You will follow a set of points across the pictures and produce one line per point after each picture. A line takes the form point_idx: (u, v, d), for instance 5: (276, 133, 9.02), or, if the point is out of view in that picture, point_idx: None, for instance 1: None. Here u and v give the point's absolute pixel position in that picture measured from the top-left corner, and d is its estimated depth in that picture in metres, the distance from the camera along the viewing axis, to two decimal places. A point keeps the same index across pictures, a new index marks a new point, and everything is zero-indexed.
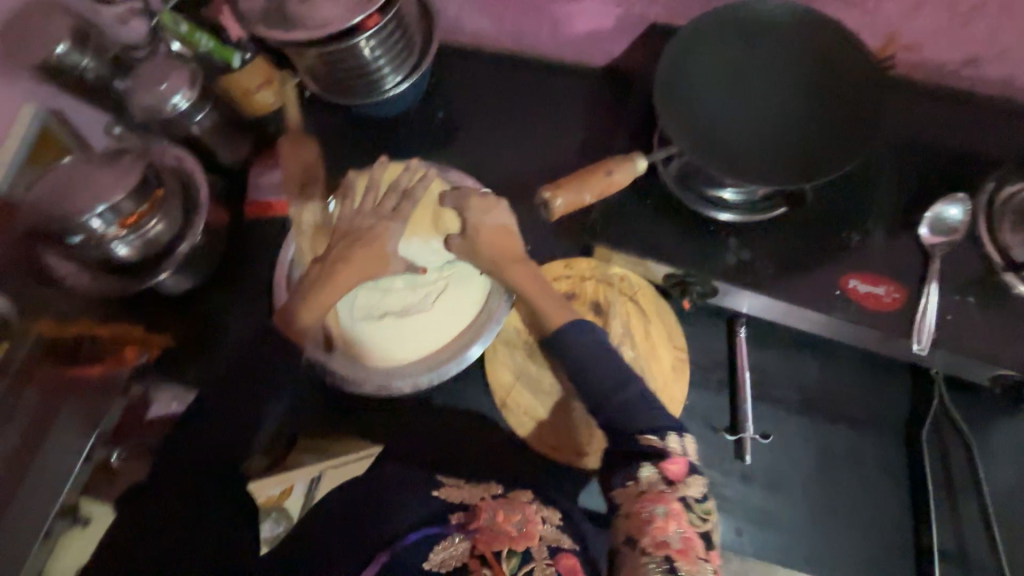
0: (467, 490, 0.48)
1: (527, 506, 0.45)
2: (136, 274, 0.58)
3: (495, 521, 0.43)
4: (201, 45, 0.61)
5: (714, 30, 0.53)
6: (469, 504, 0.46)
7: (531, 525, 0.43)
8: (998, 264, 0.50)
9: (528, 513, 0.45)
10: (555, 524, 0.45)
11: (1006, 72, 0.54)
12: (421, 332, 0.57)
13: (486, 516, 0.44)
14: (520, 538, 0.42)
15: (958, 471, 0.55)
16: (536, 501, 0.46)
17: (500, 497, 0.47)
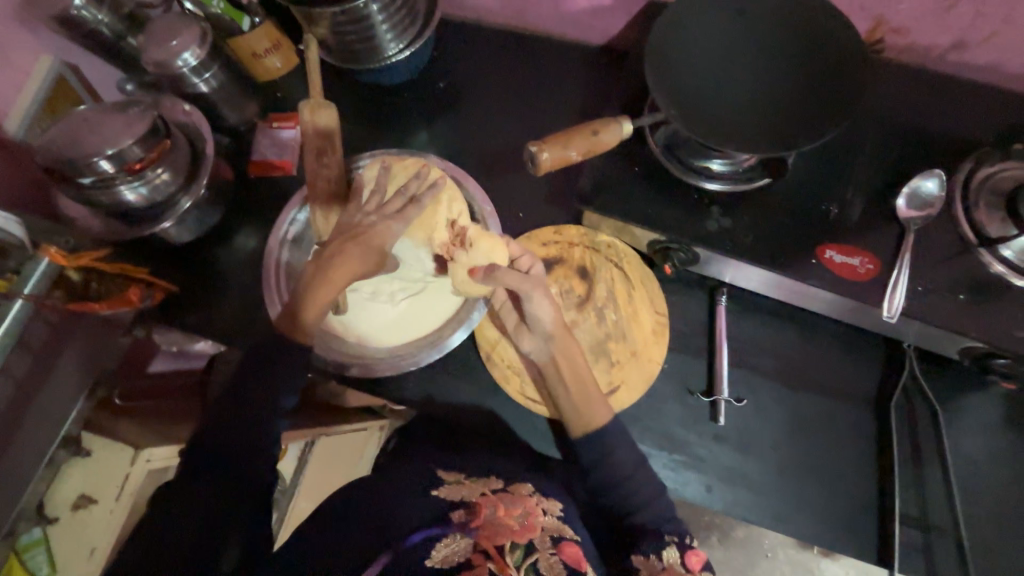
0: (467, 486, 0.63)
1: (527, 501, 0.61)
2: (150, 220, 0.66)
3: (497, 515, 0.59)
4: (213, 6, 0.67)
5: (698, 13, 0.59)
6: (469, 500, 0.61)
7: (531, 519, 0.59)
8: (973, 241, 0.57)
9: (529, 507, 0.60)
10: (555, 516, 0.61)
11: (988, 59, 0.63)
12: (384, 321, 0.67)
13: (487, 511, 0.59)
14: (522, 531, 0.57)
15: (925, 435, 0.60)
16: (536, 497, 0.62)
17: (502, 493, 0.62)
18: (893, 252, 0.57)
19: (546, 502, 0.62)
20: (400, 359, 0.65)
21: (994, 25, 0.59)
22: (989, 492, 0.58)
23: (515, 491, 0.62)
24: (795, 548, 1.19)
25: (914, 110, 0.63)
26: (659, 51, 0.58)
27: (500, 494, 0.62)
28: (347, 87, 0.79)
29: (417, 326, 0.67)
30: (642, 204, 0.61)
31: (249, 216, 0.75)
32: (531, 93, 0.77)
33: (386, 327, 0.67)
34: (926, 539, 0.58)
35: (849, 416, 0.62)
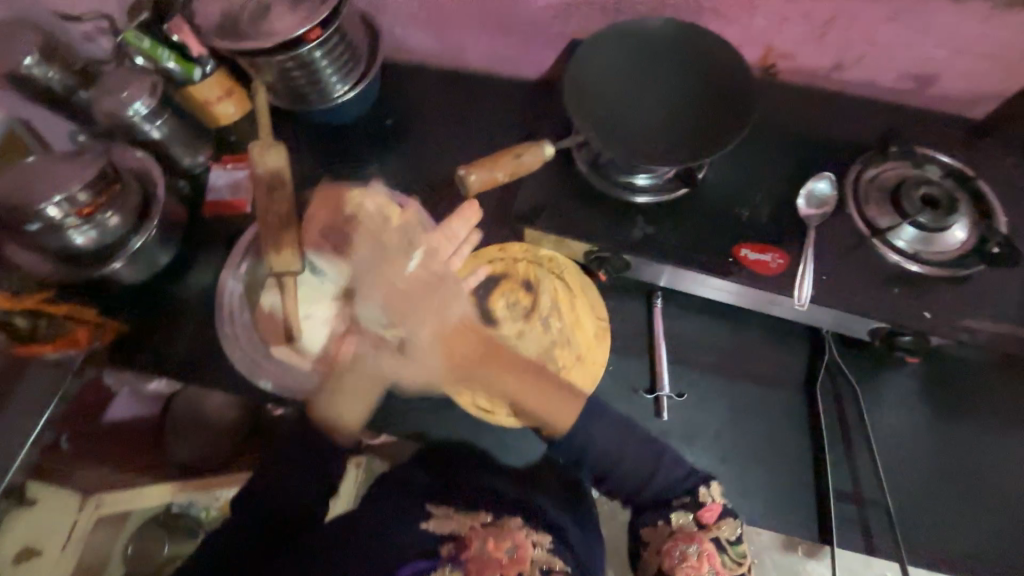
0: (457, 520, 0.60)
1: (517, 534, 0.57)
2: (99, 262, 0.67)
3: (486, 549, 0.55)
4: (164, 60, 0.70)
5: (608, 47, 0.67)
6: (459, 533, 0.58)
7: (520, 553, 0.55)
8: (866, 233, 0.63)
9: (518, 540, 0.57)
10: (545, 548, 0.57)
11: (866, 75, 0.72)
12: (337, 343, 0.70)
13: (477, 545, 0.56)
14: (513, 564, 0.54)
15: (850, 412, 0.66)
16: (524, 528, 0.58)
17: (489, 526, 0.58)
18: (799, 248, 0.64)
19: (535, 533, 0.58)
20: (368, 394, 0.61)
21: (861, 47, 0.69)
22: (908, 462, 0.64)
23: (503, 524, 0.58)
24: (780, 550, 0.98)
25: (807, 124, 0.72)
26: (578, 82, 0.65)
27: (489, 528, 0.58)
28: (299, 127, 0.83)
29: (379, 359, 0.60)
30: (575, 219, 0.66)
31: (205, 254, 0.77)
32: (473, 122, 0.83)
33: (351, 364, 0.61)
34: (861, 512, 0.63)
35: (782, 403, 0.67)
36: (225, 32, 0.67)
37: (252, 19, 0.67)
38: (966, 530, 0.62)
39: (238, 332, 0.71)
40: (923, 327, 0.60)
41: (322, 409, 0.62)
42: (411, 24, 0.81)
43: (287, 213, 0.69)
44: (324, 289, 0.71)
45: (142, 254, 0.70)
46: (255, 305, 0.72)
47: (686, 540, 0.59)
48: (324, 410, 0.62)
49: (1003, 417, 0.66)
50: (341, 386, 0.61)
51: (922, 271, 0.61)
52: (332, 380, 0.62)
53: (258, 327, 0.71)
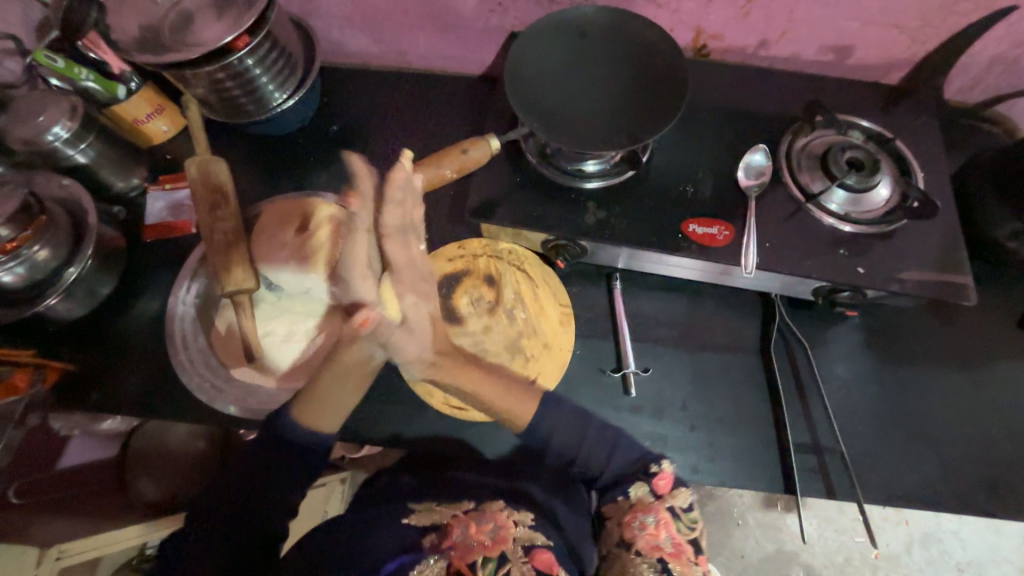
0: (439, 512, 0.60)
1: (499, 516, 0.59)
2: (31, 300, 0.63)
3: (469, 533, 0.56)
4: (82, 77, 0.65)
5: (543, 38, 0.68)
6: (442, 523, 0.58)
7: (501, 533, 0.56)
8: (801, 199, 0.67)
9: (500, 521, 0.58)
10: (526, 525, 0.58)
11: (789, 51, 0.76)
12: (303, 357, 0.68)
13: (458, 532, 0.56)
14: (495, 545, 0.55)
15: (803, 368, 0.70)
16: (506, 509, 0.60)
17: (471, 512, 0.59)
18: (741, 219, 0.67)
19: (517, 513, 0.60)
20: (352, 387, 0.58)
21: (782, 25, 0.73)
22: (856, 408, 0.69)
23: (486, 508, 0.60)
24: (761, 509, 1.09)
25: (740, 100, 0.76)
26: (518, 76, 0.66)
27: (470, 514, 0.59)
28: (242, 140, 0.81)
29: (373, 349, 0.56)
30: (528, 210, 0.67)
31: (150, 280, 0.74)
32: (422, 122, 0.83)
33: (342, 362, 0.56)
34: (820, 460, 0.67)
35: (740, 368, 0.71)
36: (144, 46, 0.64)
37: (174, 33, 0.65)
38: (914, 464, 0.67)
39: (192, 358, 0.68)
40: (859, 282, 0.64)
41: (304, 415, 0.58)
42: (349, 28, 0.80)
43: (234, 231, 0.66)
44: (281, 305, 0.69)
45: (78, 285, 0.67)
46: (209, 328, 0.69)
47: (644, 511, 0.58)
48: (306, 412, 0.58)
49: (935, 357, 0.72)
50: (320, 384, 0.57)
51: (855, 230, 0.66)
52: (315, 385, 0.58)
53: (215, 350, 0.69)
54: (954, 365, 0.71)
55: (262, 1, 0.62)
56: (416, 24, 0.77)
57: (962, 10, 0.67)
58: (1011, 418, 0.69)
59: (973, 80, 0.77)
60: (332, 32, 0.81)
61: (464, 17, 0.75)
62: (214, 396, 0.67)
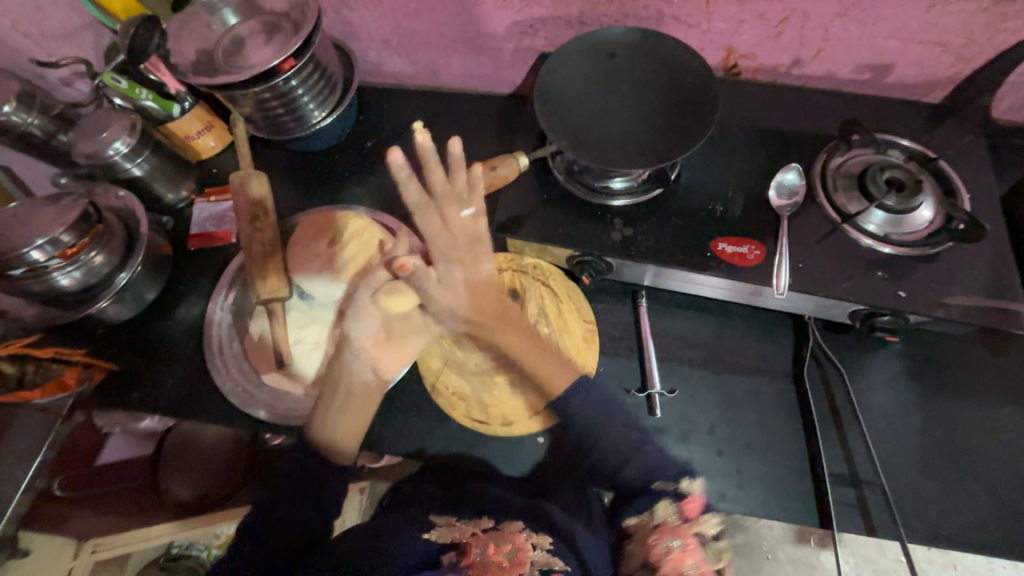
0: (459, 529, 0.63)
1: (518, 537, 0.61)
2: (86, 301, 0.68)
3: (487, 553, 0.59)
4: (143, 98, 0.72)
5: (573, 61, 0.69)
6: (461, 541, 0.61)
7: (520, 555, 0.59)
8: (836, 220, 0.65)
9: (518, 543, 0.60)
10: (544, 549, 0.60)
11: (822, 69, 0.75)
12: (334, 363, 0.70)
13: (476, 551, 0.59)
14: (513, 567, 0.58)
15: (839, 394, 0.67)
16: (526, 531, 0.62)
17: (492, 532, 0.61)
18: (773, 239, 0.65)
19: (535, 536, 0.61)
20: (359, 414, 0.62)
21: (816, 44, 0.72)
22: (897, 440, 0.65)
23: (505, 529, 0.62)
24: (792, 543, 1.04)
25: (772, 119, 0.75)
26: (547, 96, 0.68)
27: (491, 533, 0.61)
28: (282, 156, 0.85)
29: (364, 368, 0.60)
30: (555, 226, 0.67)
31: (192, 287, 0.78)
32: (452, 139, 0.86)
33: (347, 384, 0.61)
34: (859, 494, 0.63)
35: (771, 393, 0.68)
36: (198, 68, 0.69)
37: (226, 57, 0.70)
38: (965, 504, 0.62)
39: (228, 363, 0.71)
40: (900, 306, 0.61)
41: (315, 430, 0.61)
42: (386, 51, 0.84)
43: (272, 242, 0.69)
44: (312, 313, 0.72)
45: (126, 289, 0.71)
46: (245, 334, 0.72)
47: (670, 533, 0.57)
48: (317, 425, 0.61)
49: (985, 389, 0.67)
50: (334, 402, 0.61)
51: (895, 252, 0.63)
52: (326, 407, 0.61)
53: (249, 357, 0.71)
54: (1008, 399, 0.67)
55: (309, 24, 0.65)
56: (449, 46, 0.80)
57: (1011, 28, 0.65)
58: None
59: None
60: (370, 54, 0.85)
61: (496, 38, 0.77)
62: (247, 403, 0.68)
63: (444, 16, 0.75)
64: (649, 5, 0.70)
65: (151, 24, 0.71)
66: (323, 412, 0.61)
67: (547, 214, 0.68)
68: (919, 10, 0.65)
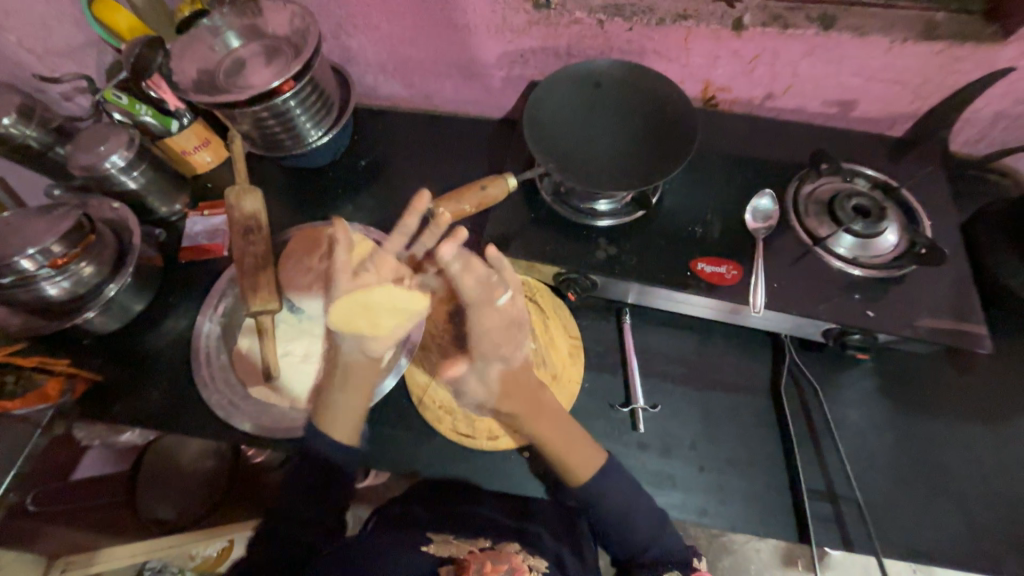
0: (456, 546, 0.60)
1: (514, 558, 0.58)
2: (74, 311, 0.68)
3: (484, 569, 0.55)
4: (141, 114, 0.75)
5: (560, 89, 0.73)
6: (458, 557, 0.58)
7: (518, 574, 0.56)
8: (808, 243, 0.69)
9: (515, 563, 0.57)
10: (541, 573, 0.58)
11: (792, 103, 0.81)
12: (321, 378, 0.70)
13: (475, 567, 0.55)
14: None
15: (815, 410, 0.70)
16: (522, 554, 0.60)
17: (487, 552, 0.59)
18: (750, 259, 0.68)
19: (531, 558, 0.60)
20: (359, 392, 0.63)
21: (787, 80, 0.77)
22: (872, 455, 0.67)
23: (501, 549, 0.60)
24: (780, 566, 1.04)
25: (748, 148, 0.79)
26: (536, 121, 0.71)
27: (486, 552, 0.59)
28: (278, 172, 0.87)
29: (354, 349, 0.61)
30: (542, 244, 0.70)
31: (181, 299, 0.78)
32: (444, 159, 0.89)
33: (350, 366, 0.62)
34: (836, 509, 0.65)
35: (750, 408, 0.70)
36: (200, 87, 0.71)
37: (227, 77, 0.73)
38: (938, 519, 0.64)
39: (213, 375, 0.71)
40: (869, 324, 0.64)
41: (316, 418, 0.63)
42: (382, 75, 0.88)
43: (263, 255, 0.71)
44: (301, 327, 0.72)
45: (115, 301, 0.71)
46: (233, 346, 0.73)
47: None
48: (319, 415, 0.63)
49: (953, 405, 0.70)
50: (331, 392, 0.63)
51: (864, 274, 0.66)
52: (327, 395, 0.63)
53: (235, 370, 0.71)
54: (974, 416, 0.70)
55: (309, 49, 0.69)
56: (443, 72, 0.84)
57: (961, 70, 0.70)
58: None
59: (977, 133, 0.80)
60: (367, 77, 0.89)
61: (489, 66, 0.82)
62: (231, 416, 0.68)
63: (440, 44, 0.79)
64: (632, 40, 0.75)
65: (156, 45, 0.74)
66: (326, 404, 0.62)
67: (535, 233, 0.70)
68: (879, 52, 0.70)
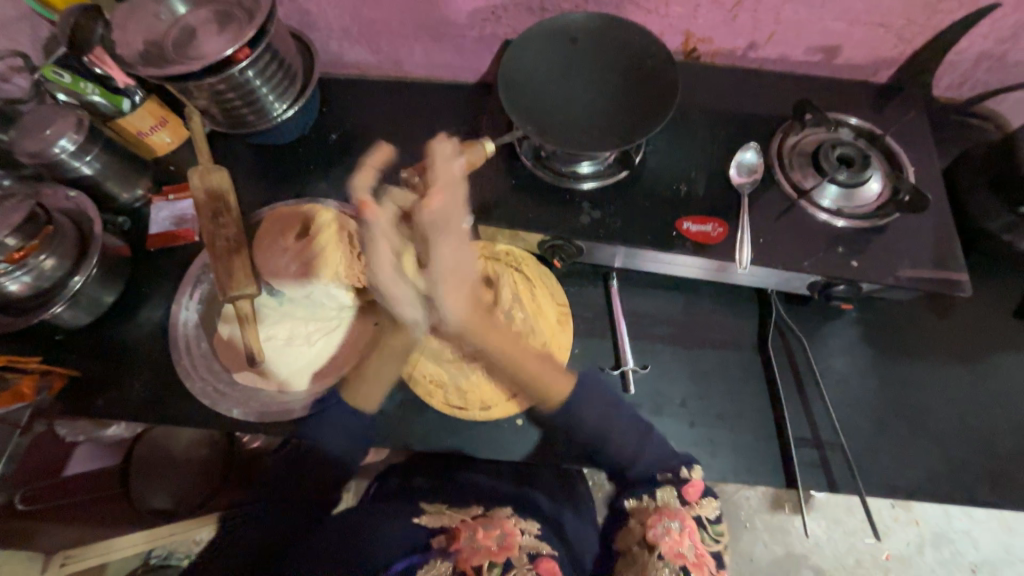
0: (448, 515, 0.60)
1: (505, 523, 0.58)
2: (38, 307, 0.65)
3: (476, 538, 0.55)
4: (88, 93, 0.69)
5: (535, 46, 0.70)
6: (450, 526, 0.58)
7: (509, 540, 0.55)
8: (792, 196, 0.68)
9: (507, 528, 0.57)
10: (532, 535, 0.58)
11: (774, 52, 0.78)
12: (308, 361, 0.69)
13: (466, 535, 0.55)
14: (502, 552, 0.54)
15: (801, 361, 0.71)
16: (514, 518, 0.59)
17: (480, 518, 0.59)
18: (735, 216, 0.67)
19: (524, 523, 0.59)
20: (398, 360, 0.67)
21: (768, 27, 0.74)
22: (855, 401, 0.69)
23: (493, 515, 0.59)
24: (769, 512, 1.09)
25: (730, 102, 0.77)
26: (511, 81, 0.68)
27: (479, 519, 0.59)
28: (244, 150, 0.83)
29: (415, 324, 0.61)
30: (525, 211, 0.68)
31: (154, 289, 0.75)
32: (419, 128, 0.85)
33: (389, 344, 0.66)
34: (821, 455, 0.67)
35: (738, 364, 0.71)
36: (147, 60, 0.66)
37: (177, 48, 0.67)
38: (916, 457, 0.67)
39: (195, 364, 0.69)
40: (853, 275, 0.64)
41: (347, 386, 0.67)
42: (346, 41, 0.82)
43: (235, 238, 0.68)
44: (282, 310, 0.70)
45: (82, 294, 0.68)
46: (213, 334, 0.71)
47: (670, 516, 0.60)
48: (353, 385, 0.66)
49: (934, 350, 0.72)
50: (368, 364, 0.67)
51: (849, 225, 0.66)
52: (363, 370, 0.67)
53: (218, 357, 0.70)
54: (953, 359, 0.72)
55: (262, 12, 0.63)
56: (411, 34, 0.79)
57: (946, 8, 0.68)
58: (1015, 410, 0.69)
59: (961, 76, 0.79)
60: (331, 44, 0.84)
61: (459, 26, 0.77)
62: (219, 405, 0.67)
63: (404, 3, 0.74)
64: None
65: (92, 14, 0.70)
66: (362, 376, 0.66)
67: (516, 199, 0.68)
68: None
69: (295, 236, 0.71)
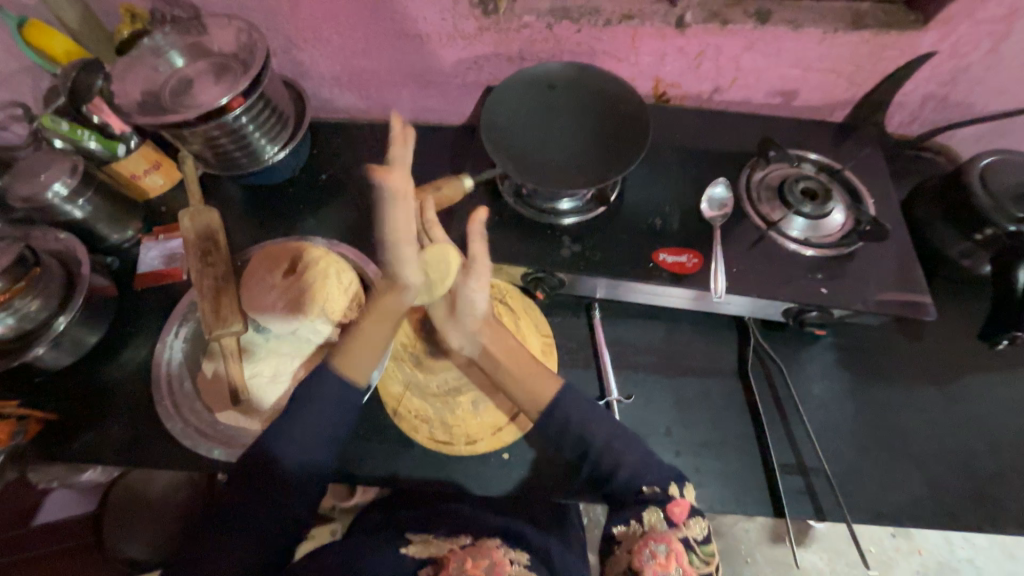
0: (436, 545, 0.60)
1: (495, 552, 0.58)
2: (19, 350, 0.65)
3: (464, 567, 0.55)
4: (86, 140, 0.72)
5: (515, 91, 0.74)
6: (439, 557, 0.58)
7: (498, 569, 0.55)
8: (762, 227, 0.72)
9: (495, 557, 0.57)
10: (522, 564, 0.57)
11: (737, 95, 0.84)
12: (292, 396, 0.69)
13: (454, 565, 0.56)
14: None
15: (781, 387, 0.72)
16: (503, 547, 0.59)
17: (469, 548, 0.58)
18: (709, 248, 0.70)
19: (512, 551, 0.59)
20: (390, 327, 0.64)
21: (730, 74, 0.80)
22: (836, 426, 0.70)
23: (481, 544, 0.59)
24: (768, 544, 1.07)
25: (698, 141, 0.82)
26: (492, 124, 0.72)
27: (468, 548, 0.58)
28: (236, 191, 0.85)
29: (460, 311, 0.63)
30: (508, 246, 0.70)
31: (139, 328, 0.75)
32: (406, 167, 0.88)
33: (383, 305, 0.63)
34: (807, 481, 0.67)
35: (720, 390, 0.73)
36: (144, 108, 0.69)
37: (175, 96, 0.71)
38: (901, 481, 0.67)
39: (178, 407, 0.68)
40: (824, 301, 0.67)
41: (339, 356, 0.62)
42: (338, 88, 0.87)
43: (224, 276, 0.69)
44: (268, 347, 0.71)
45: (66, 335, 0.68)
46: (198, 373, 0.70)
47: (656, 539, 0.52)
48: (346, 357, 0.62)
49: (911, 373, 0.74)
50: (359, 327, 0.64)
51: (817, 254, 0.70)
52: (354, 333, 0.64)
53: (201, 399, 0.69)
54: (928, 382, 0.74)
55: (257, 64, 0.67)
56: (399, 82, 0.84)
57: (889, 56, 0.75)
58: (991, 431, 0.71)
59: (909, 116, 0.85)
60: (323, 91, 0.88)
61: (443, 74, 0.82)
62: (199, 447, 0.66)
63: (392, 54, 0.79)
64: (582, 41, 0.76)
65: (93, 68, 0.72)
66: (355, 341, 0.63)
67: (499, 234, 0.71)
68: (813, 42, 0.74)
69: (284, 273, 0.71)
